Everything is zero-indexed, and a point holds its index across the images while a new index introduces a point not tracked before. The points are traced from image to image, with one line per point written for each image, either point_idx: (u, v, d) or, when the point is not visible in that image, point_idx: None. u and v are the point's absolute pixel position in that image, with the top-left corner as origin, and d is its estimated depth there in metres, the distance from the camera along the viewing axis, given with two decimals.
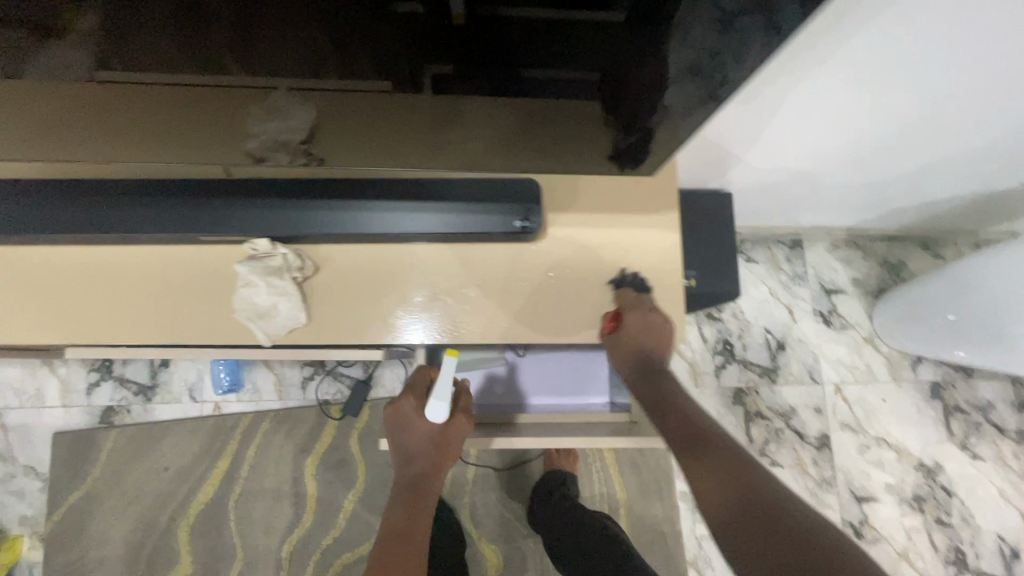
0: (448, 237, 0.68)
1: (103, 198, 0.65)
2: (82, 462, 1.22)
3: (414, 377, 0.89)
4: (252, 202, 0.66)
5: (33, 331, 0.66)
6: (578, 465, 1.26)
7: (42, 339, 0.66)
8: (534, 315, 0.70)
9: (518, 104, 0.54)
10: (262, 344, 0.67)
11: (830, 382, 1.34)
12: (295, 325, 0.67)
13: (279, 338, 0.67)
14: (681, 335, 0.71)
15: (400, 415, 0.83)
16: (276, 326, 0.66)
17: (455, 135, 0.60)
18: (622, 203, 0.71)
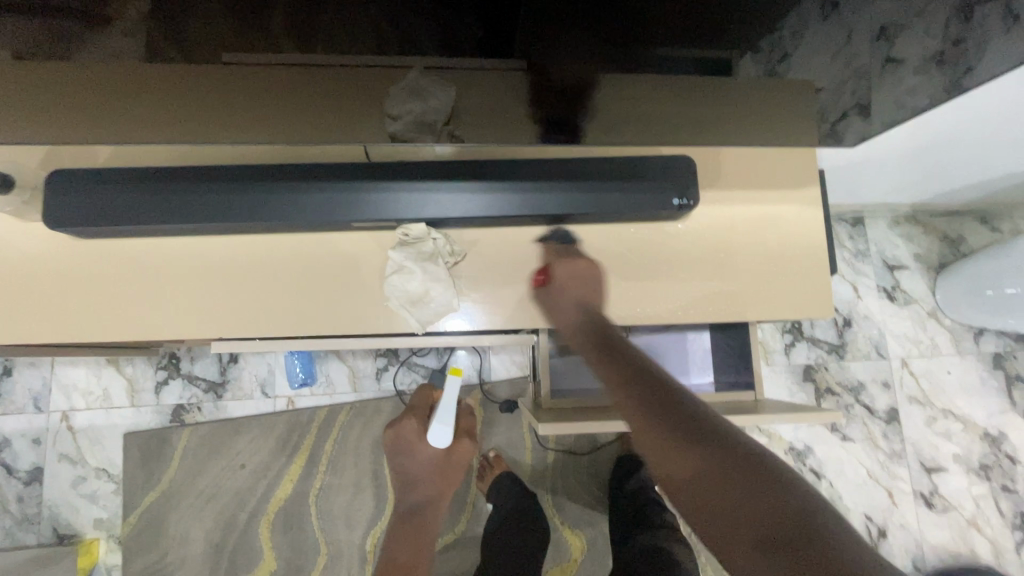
0: (596, 217, 0.67)
1: (246, 184, 0.63)
2: (156, 462, 1.20)
3: (416, 399, 1.03)
4: (399, 185, 0.63)
5: (187, 325, 0.66)
6: None
7: (194, 332, 0.66)
8: (683, 293, 0.69)
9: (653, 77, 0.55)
10: (414, 331, 0.66)
11: (896, 357, 1.36)
12: (447, 312, 0.66)
13: (430, 325, 0.66)
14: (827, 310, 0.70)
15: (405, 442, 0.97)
16: (429, 316, 0.65)
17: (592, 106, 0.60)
18: (763, 178, 0.71)
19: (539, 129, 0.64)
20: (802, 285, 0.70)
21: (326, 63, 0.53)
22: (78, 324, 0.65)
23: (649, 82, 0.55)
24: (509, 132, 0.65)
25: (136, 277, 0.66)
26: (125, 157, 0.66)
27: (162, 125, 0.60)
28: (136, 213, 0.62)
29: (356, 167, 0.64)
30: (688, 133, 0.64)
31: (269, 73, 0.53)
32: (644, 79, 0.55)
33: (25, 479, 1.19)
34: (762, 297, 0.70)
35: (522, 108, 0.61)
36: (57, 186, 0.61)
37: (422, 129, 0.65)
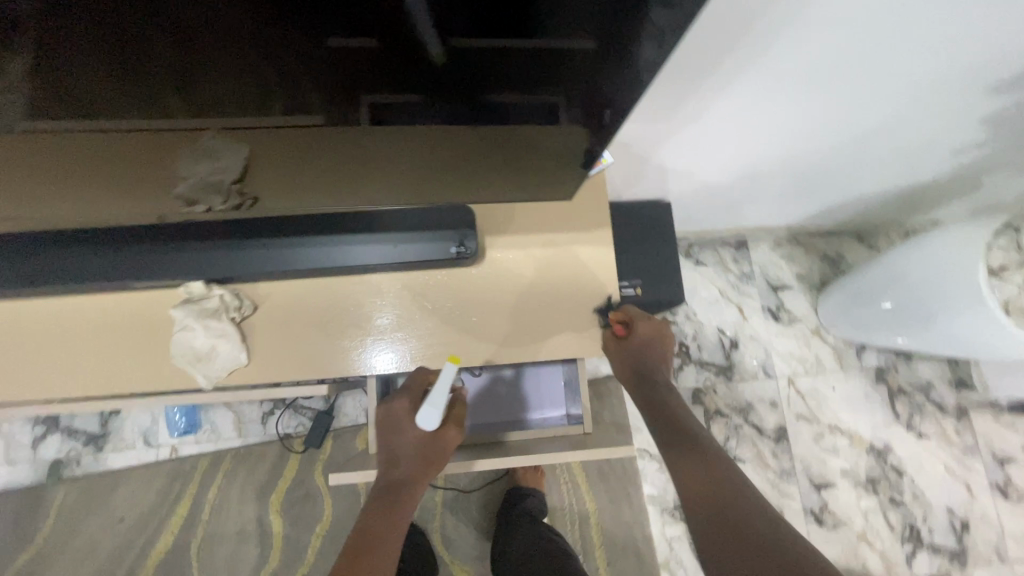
0: (387, 268, 0.70)
1: (20, 246, 0.63)
2: (32, 519, 1.17)
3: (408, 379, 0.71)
4: (187, 245, 0.65)
5: None
6: (544, 481, 1.28)
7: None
8: (478, 336, 0.71)
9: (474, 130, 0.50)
10: (203, 387, 0.67)
11: (783, 375, 1.40)
12: (236, 367, 0.67)
13: (221, 380, 0.67)
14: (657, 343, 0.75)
15: (391, 419, 0.70)
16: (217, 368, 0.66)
17: (394, 167, 0.57)
18: (555, 223, 0.74)
19: (330, 190, 0.60)
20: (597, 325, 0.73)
21: (85, 141, 0.44)
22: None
23: (464, 137, 0.51)
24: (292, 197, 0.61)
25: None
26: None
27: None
28: None
29: (158, 234, 0.64)
30: (470, 188, 0.64)
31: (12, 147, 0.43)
32: (457, 138, 0.51)
33: None
34: (558, 339, 0.72)
35: (312, 174, 0.56)
36: None
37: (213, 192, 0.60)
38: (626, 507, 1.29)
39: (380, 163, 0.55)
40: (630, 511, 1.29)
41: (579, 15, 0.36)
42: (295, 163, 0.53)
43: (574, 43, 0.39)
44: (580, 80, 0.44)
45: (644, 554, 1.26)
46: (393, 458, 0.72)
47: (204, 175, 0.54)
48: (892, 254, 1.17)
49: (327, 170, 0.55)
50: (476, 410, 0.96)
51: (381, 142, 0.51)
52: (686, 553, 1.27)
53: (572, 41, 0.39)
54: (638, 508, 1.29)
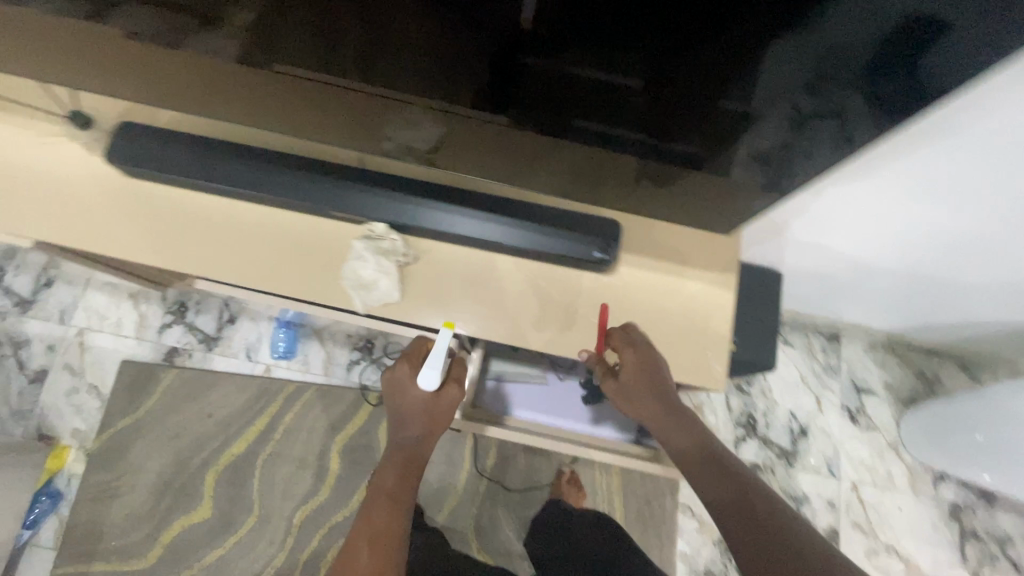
0: (531, 255, 0.79)
1: (258, 161, 0.77)
2: (140, 390, 1.34)
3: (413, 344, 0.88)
4: (378, 190, 0.77)
5: (170, 257, 0.77)
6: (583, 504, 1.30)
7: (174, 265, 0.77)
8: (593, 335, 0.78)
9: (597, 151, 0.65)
10: (356, 311, 0.76)
11: (848, 479, 1.36)
12: (388, 302, 0.77)
13: (372, 309, 0.77)
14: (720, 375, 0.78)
15: (397, 381, 0.83)
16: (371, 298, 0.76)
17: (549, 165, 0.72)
18: (686, 257, 0.80)
19: (509, 169, 0.75)
20: (701, 357, 0.77)
21: (336, 88, 0.65)
22: (77, 237, 0.76)
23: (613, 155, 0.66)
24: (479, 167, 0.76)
25: (141, 213, 0.79)
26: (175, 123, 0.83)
27: (199, 98, 0.74)
28: (167, 163, 0.77)
29: (365, 176, 0.78)
30: (622, 193, 0.75)
31: (290, 83, 0.66)
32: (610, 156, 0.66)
33: (30, 377, 1.35)
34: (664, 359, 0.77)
35: (494, 156, 0.73)
36: (115, 132, 0.77)
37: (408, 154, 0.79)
38: (656, 556, 1.28)
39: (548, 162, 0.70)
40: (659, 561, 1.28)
41: (697, 71, 0.50)
42: (471, 144, 0.71)
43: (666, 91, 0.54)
44: (675, 123, 0.58)
45: None
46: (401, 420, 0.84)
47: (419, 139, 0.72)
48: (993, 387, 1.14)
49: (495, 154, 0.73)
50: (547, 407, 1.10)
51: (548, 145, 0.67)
52: None
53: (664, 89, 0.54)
54: (668, 561, 1.28)
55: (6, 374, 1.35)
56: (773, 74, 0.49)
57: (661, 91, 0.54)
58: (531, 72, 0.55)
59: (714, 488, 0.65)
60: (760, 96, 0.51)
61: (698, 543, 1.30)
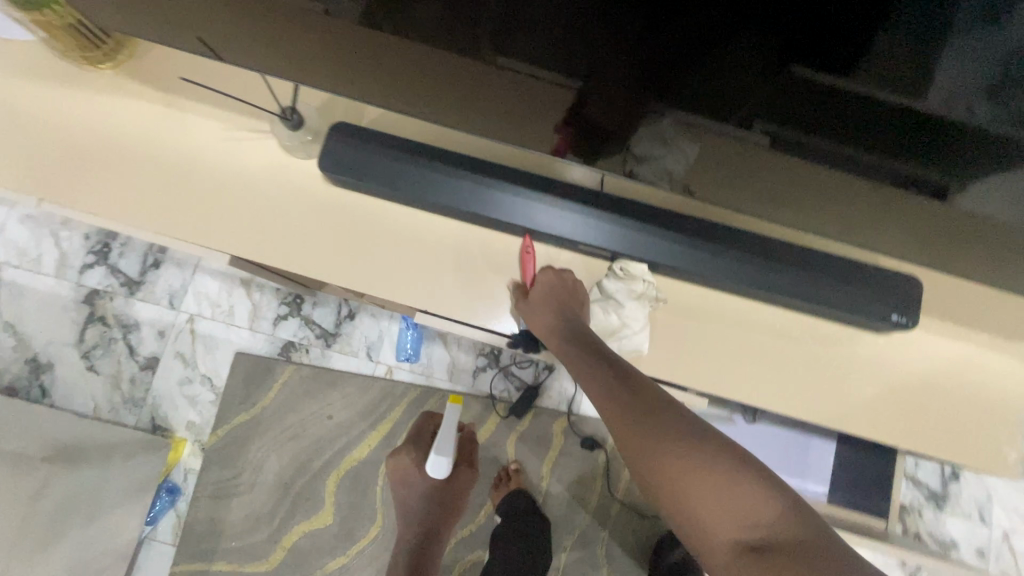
0: (800, 306, 0.68)
1: (493, 182, 0.68)
2: (256, 385, 1.27)
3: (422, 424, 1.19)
4: (630, 223, 0.68)
5: (388, 286, 0.69)
6: None
7: (394, 296, 0.69)
8: (864, 405, 0.67)
9: (862, 185, 0.59)
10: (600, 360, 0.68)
11: (999, 527, 1.27)
12: (635, 353, 0.68)
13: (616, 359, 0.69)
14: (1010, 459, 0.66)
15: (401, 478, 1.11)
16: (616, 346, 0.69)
17: (839, 200, 0.63)
18: (975, 318, 0.69)
19: (757, 202, 0.67)
20: (988, 439, 0.67)
21: (511, 91, 0.59)
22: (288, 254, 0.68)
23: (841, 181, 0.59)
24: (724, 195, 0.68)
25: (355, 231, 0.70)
26: (382, 123, 0.72)
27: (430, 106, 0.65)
28: (387, 174, 0.67)
29: (610, 202, 0.68)
30: (921, 242, 0.65)
31: (464, 83, 0.60)
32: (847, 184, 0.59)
33: (141, 363, 1.28)
34: (945, 438, 0.67)
35: (733, 183, 0.65)
36: (330, 134, 0.67)
37: (663, 180, 0.68)
38: None
39: (784, 184, 0.63)
40: None
41: (929, 71, 0.45)
42: (745, 172, 0.63)
43: (898, 98, 0.48)
44: (897, 136, 0.52)
45: None
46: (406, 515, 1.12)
47: (649, 160, 0.65)
48: None
49: (772, 186, 0.64)
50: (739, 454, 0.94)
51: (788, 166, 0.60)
52: None
53: (895, 95, 0.48)
54: None
55: (117, 358, 1.28)
56: (978, 72, 0.44)
57: (870, 94, 0.48)
58: (719, 70, 0.50)
59: (628, 430, 0.61)
60: (938, 96, 0.47)
61: None
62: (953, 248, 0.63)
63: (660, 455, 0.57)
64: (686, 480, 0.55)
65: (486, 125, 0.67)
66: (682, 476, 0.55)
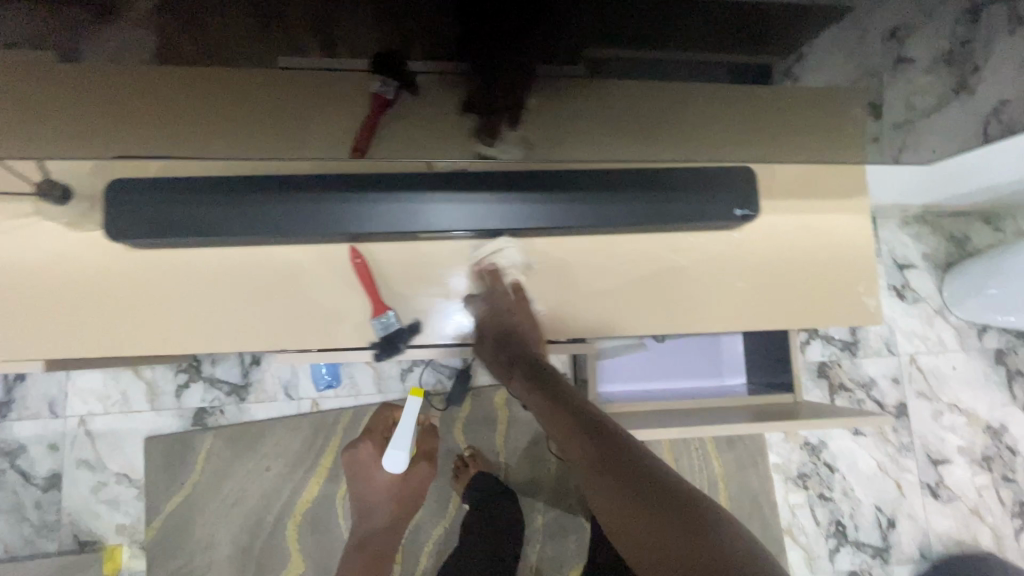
0: (652, 228, 0.69)
1: (308, 195, 0.62)
2: (179, 465, 1.18)
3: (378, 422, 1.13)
4: (462, 196, 0.65)
5: (239, 335, 0.65)
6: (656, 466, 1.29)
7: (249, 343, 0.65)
8: (732, 301, 0.72)
9: (730, 96, 0.54)
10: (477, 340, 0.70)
11: (906, 353, 1.41)
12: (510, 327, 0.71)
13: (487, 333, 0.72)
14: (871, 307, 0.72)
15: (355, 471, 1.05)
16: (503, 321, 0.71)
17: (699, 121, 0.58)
18: (812, 189, 0.73)
19: (603, 144, 0.62)
20: (850, 296, 0.72)
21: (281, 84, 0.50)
22: (126, 341, 0.63)
23: (675, 96, 0.53)
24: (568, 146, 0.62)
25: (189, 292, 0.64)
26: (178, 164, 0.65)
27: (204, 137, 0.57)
28: (190, 223, 0.60)
29: (442, 179, 0.64)
30: (768, 137, 0.62)
31: (221, 92, 0.50)
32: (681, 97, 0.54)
33: (42, 485, 1.16)
34: (811, 307, 0.72)
35: (569, 131, 0.60)
36: (113, 198, 0.60)
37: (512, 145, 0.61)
38: (752, 473, 1.33)
39: (621, 114, 0.56)
40: (756, 477, 1.33)
41: None
42: (601, 116, 0.56)
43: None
44: (755, 33, 0.45)
45: (769, 520, 1.32)
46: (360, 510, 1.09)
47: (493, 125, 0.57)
48: None
49: (630, 123, 0.58)
50: (659, 375, 0.98)
51: (614, 96, 0.53)
52: (808, 520, 1.33)
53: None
54: (764, 475, 1.33)
55: (13, 489, 1.16)
56: None
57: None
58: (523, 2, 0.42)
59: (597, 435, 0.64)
60: None
61: (787, 451, 1.35)
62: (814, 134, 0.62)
63: (617, 474, 0.61)
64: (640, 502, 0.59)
65: (277, 139, 0.61)
66: (640, 500, 0.59)
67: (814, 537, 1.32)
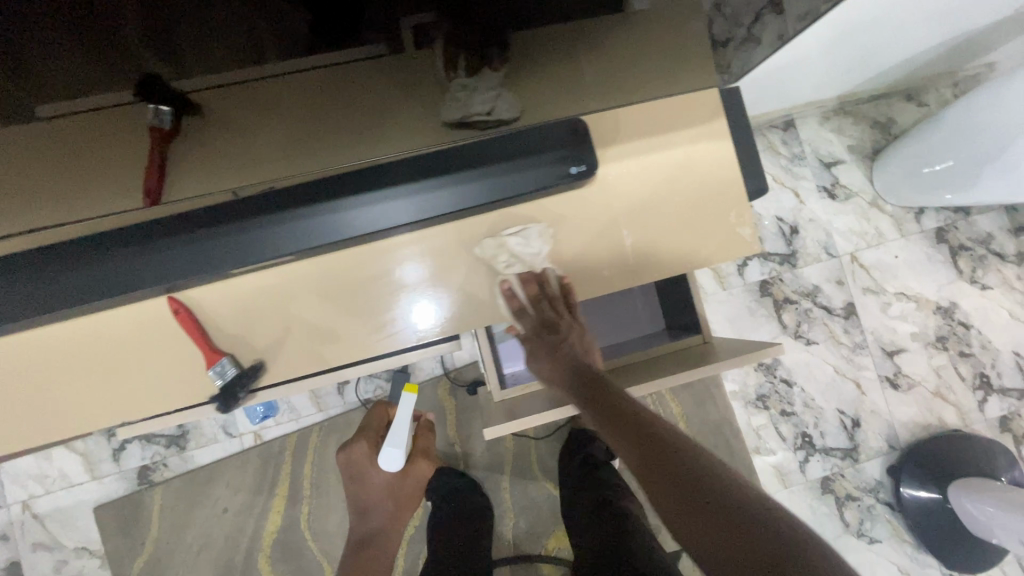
0: (496, 204, 0.65)
1: (122, 254, 0.61)
2: (135, 527, 1.17)
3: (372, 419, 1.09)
4: (280, 218, 0.62)
5: (74, 415, 0.66)
6: None
7: (85, 421, 0.67)
8: (591, 260, 0.69)
9: (599, 49, 0.51)
10: (344, 356, 0.69)
11: (846, 253, 1.38)
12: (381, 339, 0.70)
13: (355, 350, 0.70)
14: (745, 236, 0.68)
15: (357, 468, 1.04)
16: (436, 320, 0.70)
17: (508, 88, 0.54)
18: (663, 123, 0.68)
19: (416, 128, 0.57)
20: (721, 227, 0.68)
21: (105, 103, 0.45)
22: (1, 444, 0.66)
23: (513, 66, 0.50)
24: (383, 136, 0.57)
25: (49, 381, 0.66)
26: None
27: None
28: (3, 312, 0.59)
29: (248, 203, 0.62)
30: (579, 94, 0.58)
31: (8, 144, 0.44)
32: (521, 66, 0.50)
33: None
34: (681, 249, 0.69)
35: (369, 120, 0.54)
36: None
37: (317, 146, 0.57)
38: (709, 406, 1.33)
39: (449, 91, 0.52)
40: (714, 408, 1.33)
41: None
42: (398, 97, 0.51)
43: None
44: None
45: (735, 446, 1.32)
46: (363, 511, 1.06)
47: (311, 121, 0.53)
48: (958, 107, 1.13)
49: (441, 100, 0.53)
50: None
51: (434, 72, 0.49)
52: (774, 439, 1.33)
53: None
54: (722, 405, 1.33)
55: None
56: None
57: None
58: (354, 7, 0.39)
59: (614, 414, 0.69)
60: None
61: (742, 377, 1.34)
62: (656, 66, 0.58)
63: (653, 466, 0.60)
64: (701, 516, 0.52)
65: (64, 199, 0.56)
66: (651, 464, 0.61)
67: (782, 454, 1.32)
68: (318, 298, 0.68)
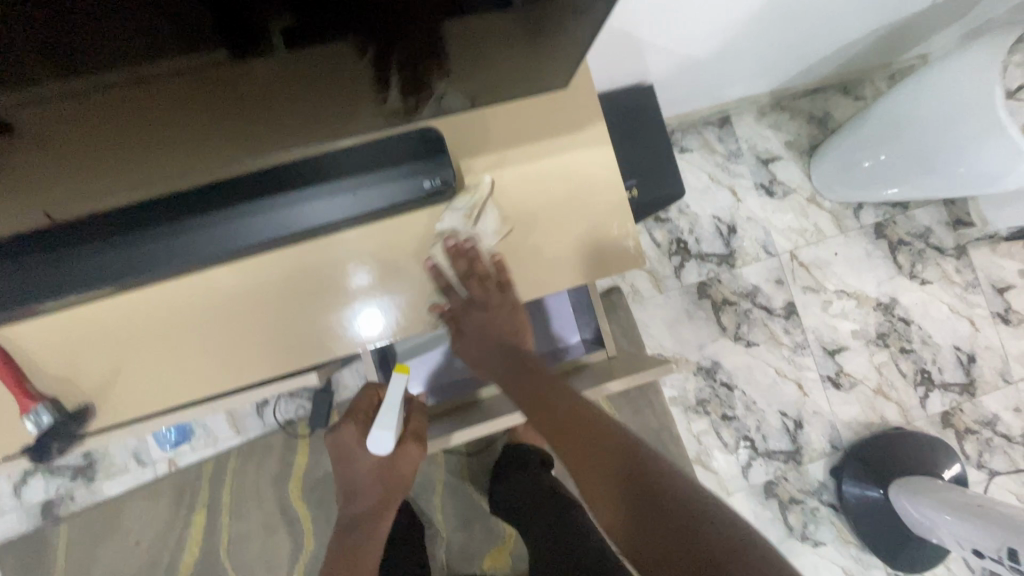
0: (358, 220, 0.62)
1: None
2: (39, 565, 1.10)
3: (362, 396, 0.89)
4: (116, 242, 0.57)
5: None
6: None
7: None
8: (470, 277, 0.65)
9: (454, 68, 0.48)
10: (207, 386, 0.65)
11: (785, 251, 1.35)
12: (247, 368, 0.65)
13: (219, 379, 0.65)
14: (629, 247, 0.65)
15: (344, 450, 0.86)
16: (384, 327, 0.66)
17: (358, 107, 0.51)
18: (537, 131, 0.64)
19: (262, 147, 0.53)
20: (603, 238, 0.65)
21: None
22: None
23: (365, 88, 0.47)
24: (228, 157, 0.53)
25: None
26: None
27: None
28: None
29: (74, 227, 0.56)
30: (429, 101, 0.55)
31: None
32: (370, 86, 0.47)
33: None
34: (564, 262, 0.65)
35: (213, 146, 0.50)
36: None
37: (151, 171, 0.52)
38: (648, 412, 1.30)
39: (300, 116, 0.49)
40: (653, 414, 1.30)
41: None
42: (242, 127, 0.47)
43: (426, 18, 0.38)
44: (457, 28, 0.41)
45: (676, 453, 1.29)
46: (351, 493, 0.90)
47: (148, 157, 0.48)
48: (888, 100, 1.10)
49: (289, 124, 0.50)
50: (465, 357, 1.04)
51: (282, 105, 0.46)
52: (715, 444, 1.30)
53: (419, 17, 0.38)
54: (661, 411, 1.30)
55: None
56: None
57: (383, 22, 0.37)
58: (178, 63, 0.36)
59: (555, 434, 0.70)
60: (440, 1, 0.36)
61: (682, 381, 1.31)
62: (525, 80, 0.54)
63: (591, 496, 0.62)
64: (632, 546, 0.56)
65: None
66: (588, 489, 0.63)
67: (724, 459, 1.30)
68: (173, 323, 0.63)
